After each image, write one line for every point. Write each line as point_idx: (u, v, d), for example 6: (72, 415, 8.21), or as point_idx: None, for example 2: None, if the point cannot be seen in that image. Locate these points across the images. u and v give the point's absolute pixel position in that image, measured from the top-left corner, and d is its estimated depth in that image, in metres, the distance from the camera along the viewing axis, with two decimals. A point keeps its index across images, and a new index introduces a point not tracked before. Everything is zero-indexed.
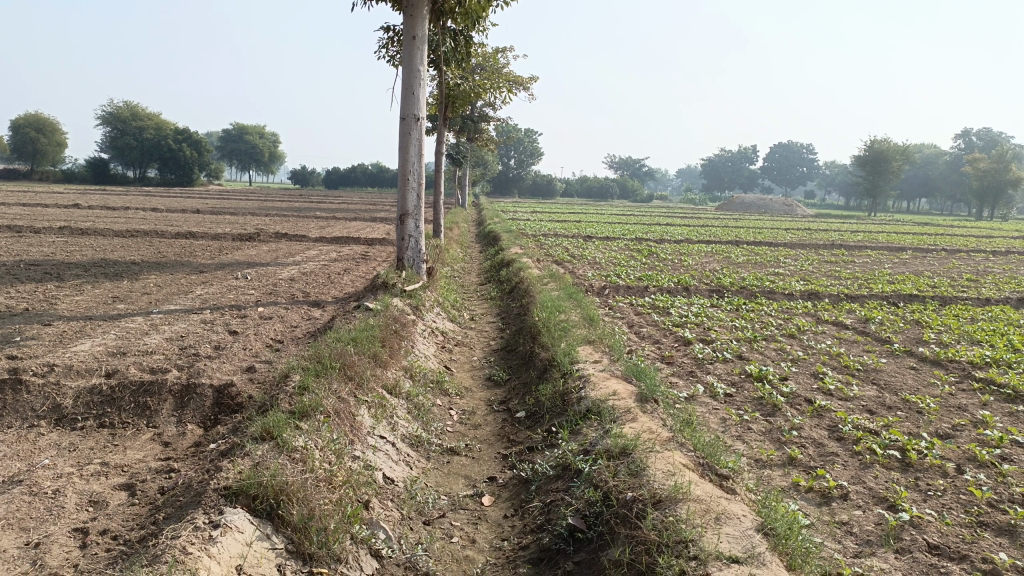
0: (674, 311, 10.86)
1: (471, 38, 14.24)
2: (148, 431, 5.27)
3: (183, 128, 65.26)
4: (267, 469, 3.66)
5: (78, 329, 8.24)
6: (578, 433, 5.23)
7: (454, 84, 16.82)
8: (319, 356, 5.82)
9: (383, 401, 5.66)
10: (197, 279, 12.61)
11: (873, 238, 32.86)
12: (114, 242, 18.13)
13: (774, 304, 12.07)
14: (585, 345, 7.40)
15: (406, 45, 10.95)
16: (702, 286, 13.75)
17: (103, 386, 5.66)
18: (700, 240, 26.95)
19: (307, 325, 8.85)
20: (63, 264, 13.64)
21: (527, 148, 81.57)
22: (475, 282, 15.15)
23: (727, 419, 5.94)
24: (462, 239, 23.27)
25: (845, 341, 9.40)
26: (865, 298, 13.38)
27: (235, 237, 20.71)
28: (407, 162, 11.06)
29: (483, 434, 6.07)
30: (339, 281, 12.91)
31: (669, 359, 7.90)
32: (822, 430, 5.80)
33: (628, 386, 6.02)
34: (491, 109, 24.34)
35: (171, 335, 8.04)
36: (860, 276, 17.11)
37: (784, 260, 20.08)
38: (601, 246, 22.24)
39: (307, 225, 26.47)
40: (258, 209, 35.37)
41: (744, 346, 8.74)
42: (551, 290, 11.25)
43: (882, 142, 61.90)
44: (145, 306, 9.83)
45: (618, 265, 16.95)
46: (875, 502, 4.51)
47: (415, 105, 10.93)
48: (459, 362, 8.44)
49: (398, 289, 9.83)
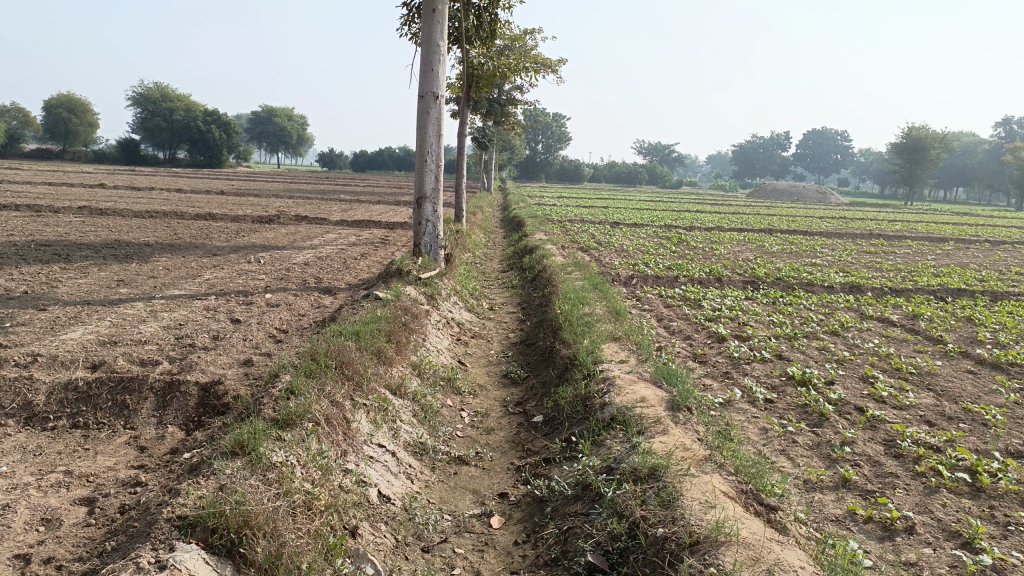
0: (706, 304, 10.20)
1: (496, 15, 13.62)
2: (125, 434, 4.76)
3: (213, 109, 65.34)
4: (233, 494, 3.11)
5: (73, 314, 7.78)
6: (601, 446, 4.63)
7: (479, 63, 16.15)
8: (314, 353, 5.26)
9: (385, 403, 5.11)
10: (207, 262, 12.15)
11: (911, 228, 31.75)
12: (132, 223, 17.77)
13: (813, 297, 11.35)
14: (610, 342, 6.78)
15: (426, 18, 10.30)
16: (736, 277, 13.03)
17: (79, 382, 5.15)
18: (732, 228, 26.03)
19: (315, 314, 8.34)
20: (74, 245, 13.28)
21: (555, 132, 80.58)
22: (497, 270, 14.55)
23: (769, 431, 5.30)
24: (486, 224, 22.68)
25: (893, 340, 8.70)
26: (911, 292, 12.56)
27: (254, 219, 20.29)
28: (426, 142, 10.47)
29: (496, 441, 5.50)
30: (355, 267, 12.40)
31: (701, 358, 7.26)
32: (877, 446, 5.14)
33: (657, 391, 5.40)
34: (517, 91, 23.63)
35: (169, 323, 7.56)
36: (902, 267, 16.26)
37: (820, 250, 19.23)
38: (629, 234, 21.53)
39: (328, 208, 26.02)
40: (283, 190, 35.04)
41: (784, 344, 8.07)
42: (575, 279, 10.63)
43: (920, 129, 59.93)
44: (149, 290, 9.37)
45: (645, 254, 16.27)
46: (947, 538, 3.87)
47: (434, 82, 10.32)
48: (475, 357, 7.87)
49: (412, 277, 9.27)
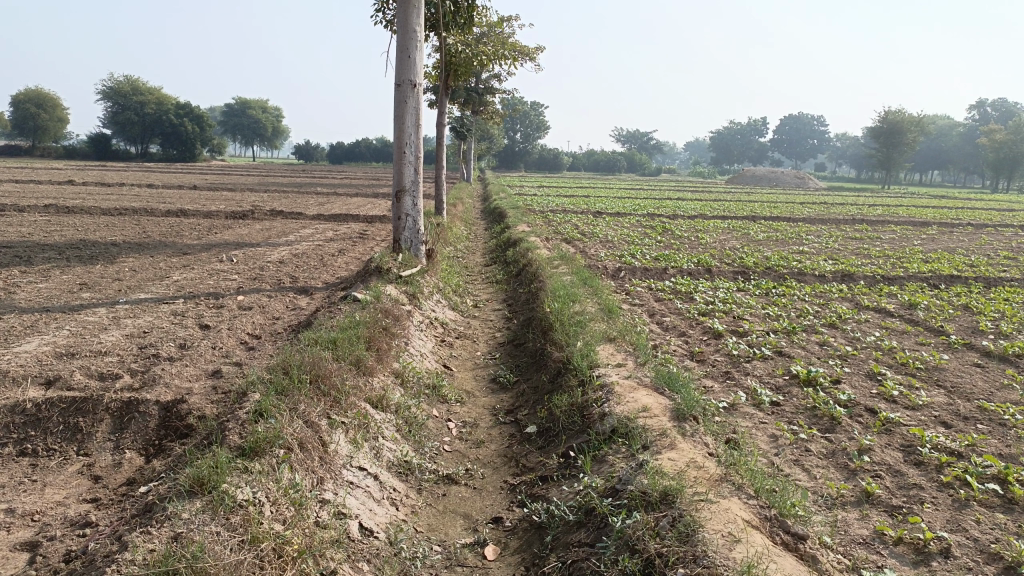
0: (698, 297, 9.86)
1: (473, 2, 13.20)
2: (77, 462, 4.30)
3: (185, 102, 64.19)
4: (190, 548, 2.69)
5: (28, 323, 7.26)
6: (604, 463, 4.24)
7: (456, 51, 15.62)
8: (286, 367, 4.81)
9: (366, 419, 4.68)
10: (178, 262, 11.61)
11: (891, 212, 31.69)
12: (99, 222, 17.10)
13: (806, 287, 11.04)
14: (605, 344, 6.38)
15: (401, 2, 9.82)
16: (725, 268, 12.68)
17: (27, 404, 4.66)
18: (715, 216, 25.75)
19: (290, 318, 7.88)
20: (36, 246, 12.69)
21: (532, 121, 80.06)
22: (480, 264, 14.12)
23: (779, 438, 4.96)
24: (466, 216, 22.24)
25: (894, 332, 8.39)
26: (904, 280, 12.28)
27: (227, 214, 19.68)
28: (403, 133, 10.00)
29: (487, 456, 5.10)
30: (333, 264, 11.92)
31: (699, 357, 6.90)
32: (895, 454, 4.81)
33: (660, 399, 5.00)
34: (495, 80, 23.13)
35: (133, 331, 7.07)
36: (891, 254, 16.00)
37: (806, 237, 18.98)
38: (612, 223, 21.17)
39: (304, 201, 25.46)
40: (257, 184, 34.31)
41: (783, 339, 7.72)
42: (563, 274, 10.22)
43: (896, 113, 59.92)
44: (113, 295, 8.86)
45: (631, 244, 15.92)
46: (987, 562, 3.52)
47: (411, 70, 9.85)
48: (461, 360, 7.46)
49: (393, 275, 8.82)
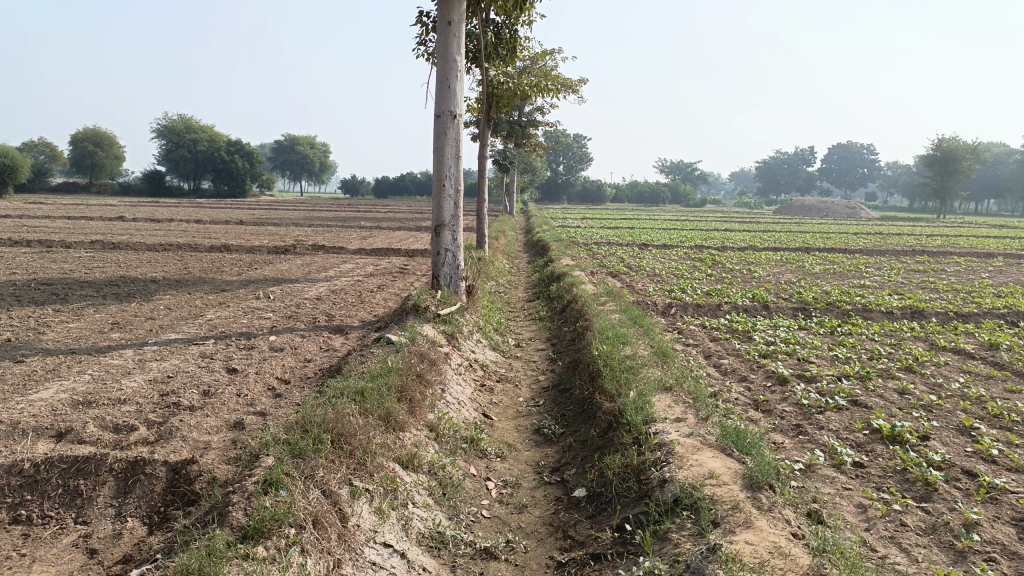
0: (757, 336, 9.18)
1: (516, 32, 12.87)
2: (73, 532, 3.83)
3: (236, 139, 65.66)
4: None
5: (51, 366, 6.95)
6: (667, 542, 3.65)
7: (498, 83, 15.29)
8: (308, 423, 4.33)
9: (394, 484, 4.16)
10: (214, 300, 11.33)
11: (950, 242, 30.40)
12: (143, 258, 17.04)
13: (873, 325, 10.27)
14: (661, 394, 5.77)
15: (441, 32, 9.48)
16: (784, 304, 11.97)
17: (26, 464, 4.23)
18: (766, 248, 24.92)
19: (322, 361, 7.45)
20: (76, 283, 12.58)
21: (576, 152, 79.74)
22: (523, 299, 13.63)
23: (869, 509, 4.29)
24: (510, 250, 21.82)
25: (978, 377, 7.62)
26: (979, 317, 11.38)
27: (270, 249, 19.59)
28: (442, 165, 9.60)
29: (531, 523, 4.53)
30: (371, 301, 11.54)
31: (764, 407, 6.25)
32: (1009, 529, 4.10)
33: (727, 461, 4.38)
34: (538, 113, 22.83)
35: (157, 376, 6.69)
36: (959, 287, 15.04)
37: (865, 269, 18.07)
38: (660, 256, 20.52)
39: (347, 235, 25.36)
40: (302, 218, 34.48)
41: (857, 385, 7.00)
42: (611, 312, 9.63)
43: (949, 141, 58.23)
44: (143, 335, 8.55)
45: (680, 278, 15.26)
46: None
47: (451, 99, 9.47)
48: (502, 407, 6.91)
49: (431, 314, 8.35)
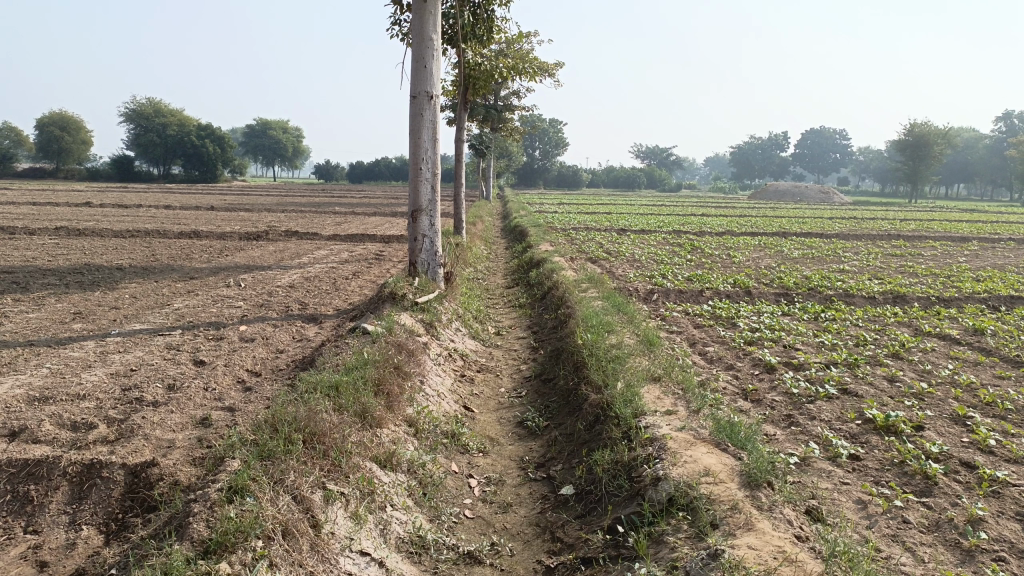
0: (741, 323, 9.01)
1: (493, 13, 12.52)
2: (22, 543, 3.51)
3: (206, 123, 64.47)
4: None
5: (6, 359, 6.58)
6: (663, 545, 3.43)
7: (475, 64, 14.93)
8: (278, 422, 4.04)
9: (371, 486, 3.89)
10: (182, 288, 10.93)
11: (924, 226, 30.59)
12: (109, 244, 16.52)
13: (857, 310, 10.15)
14: (649, 385, 5.56)
15: (417, 10, 9.13)
16: (765, 289, 11.83)
17: None
18: (744, 232, 24.86)
19: (295, 352, 7.14)
20: (38, 271, 12.11)
21: (552, 138, 79.37)
22: (502, 285, 13.37)
23: (870, 506, 4.11)
24: (487, 235, 21.52)
25: (966, 363, 7.50)
26: (960, 301, 11.33)
27: (242, 235, 19.13)
28: (419, 148, 9.28)
29: (516, 524, 4.29)
30: (345, 289, 11.22)
31: (754, 397, 6.06)
32: (1014, 526, 3.93)
33: (723, 457, 4.17)
34: (514, 97, 22.46)
35: (119, 369, 6.35)
36: (938, 272, 15.02)
37: (843, 254, 18.03)
38: (638, 241, 20.38)
39: (321, 221, 24.91)
40: (276, 203, 33.89)
41: (846, 373, 6.85)
42: (593, 298, 9.41)
43: (921, 126, 58.68)
44: (107, 326, 8.17)
45: (660, 263, 15.09)
46: None
47: (428, 80, 9.13)
48: (483, 398, 6.67)
49: (408, 302, 8.06)
